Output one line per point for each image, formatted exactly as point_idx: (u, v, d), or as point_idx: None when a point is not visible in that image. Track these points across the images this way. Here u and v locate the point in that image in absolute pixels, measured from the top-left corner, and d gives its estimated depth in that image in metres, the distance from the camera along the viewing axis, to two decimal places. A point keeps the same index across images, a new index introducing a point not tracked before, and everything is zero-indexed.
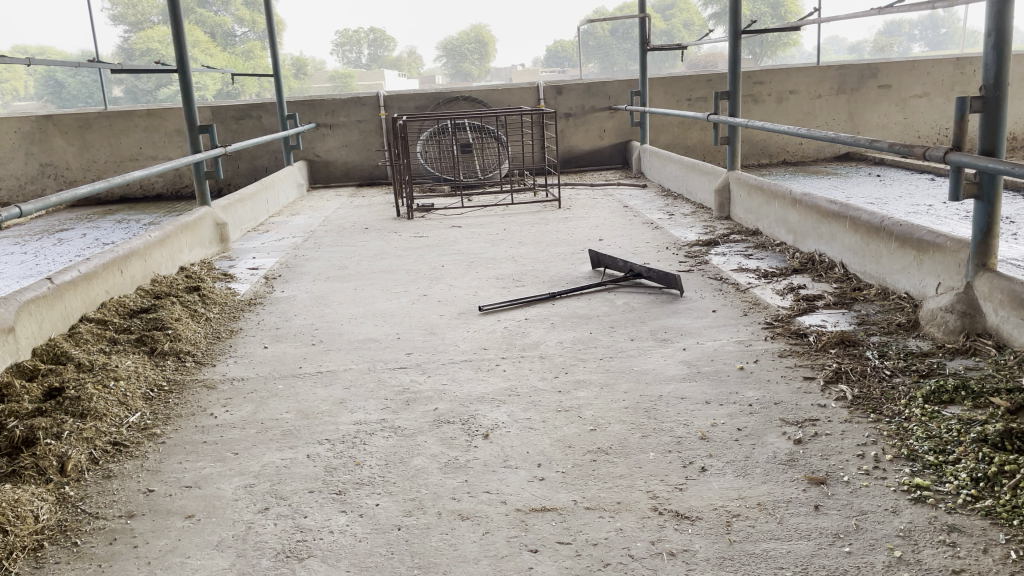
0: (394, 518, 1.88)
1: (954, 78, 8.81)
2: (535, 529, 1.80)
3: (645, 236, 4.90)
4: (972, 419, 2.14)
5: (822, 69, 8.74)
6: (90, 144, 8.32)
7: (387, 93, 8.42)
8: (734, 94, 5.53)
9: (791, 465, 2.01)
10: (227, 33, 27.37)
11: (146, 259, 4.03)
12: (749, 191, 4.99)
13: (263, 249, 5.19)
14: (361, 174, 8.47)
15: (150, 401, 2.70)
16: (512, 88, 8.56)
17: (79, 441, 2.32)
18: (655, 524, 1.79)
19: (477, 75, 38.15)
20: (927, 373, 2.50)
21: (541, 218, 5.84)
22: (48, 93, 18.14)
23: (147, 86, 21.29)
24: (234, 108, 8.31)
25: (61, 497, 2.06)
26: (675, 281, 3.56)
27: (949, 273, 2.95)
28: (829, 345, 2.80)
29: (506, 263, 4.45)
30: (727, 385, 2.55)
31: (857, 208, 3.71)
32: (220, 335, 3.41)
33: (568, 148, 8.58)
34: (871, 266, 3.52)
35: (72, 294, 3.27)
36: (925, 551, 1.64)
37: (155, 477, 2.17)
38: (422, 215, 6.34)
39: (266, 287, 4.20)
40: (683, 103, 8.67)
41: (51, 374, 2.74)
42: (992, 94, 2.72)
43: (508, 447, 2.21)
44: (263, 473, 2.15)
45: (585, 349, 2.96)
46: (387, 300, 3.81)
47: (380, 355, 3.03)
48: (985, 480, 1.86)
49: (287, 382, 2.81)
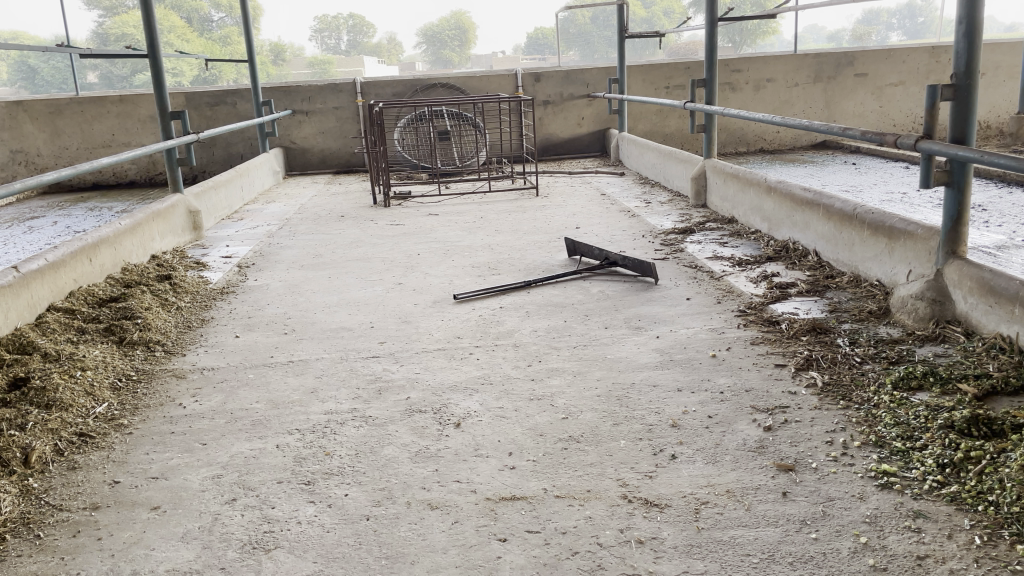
0: (362, 509, 1.86)
1: (929, 67, 8.88)
2: (504, 518, 1.79)
3: (621, 224, 4.90)
4: (939, 406, 2.16)
5: (799, 57, 8.77)
6: (61, 131, 8.18)
7: (364, 80, 8.35)
8: (710, 83, 5.53)
9: (761, 452, 2.02)
10: (204, 19, 27.02)
11: (116, 247, 3.97)
12: (725, 178, 5.01)
13: (237, 237, 5.14)
14: (337, 161, 8.40)
15: (117, 391, 2.66)
16: (490, 75, 8.51)
17: (44, 432, 2.28)
18: (624, 512, 1.79)
19: (457, 63, 37.93)
20: (897, 360, 2.52)
21: (518, 205, 5.82)
22: (21, 80, 17.74)
23: (123, 72, 20.93)
24: (209, 94, 8.20)
25: (24, 489, 2.02)
26: (650, 269, 3.56)
27: (920, 260, 2.97)
28: (801, 333, 2.81)
29: (483, 251, 4.44)
30: (699, 372, 2.56)
31: (830, 196, 3.72)
32: (191, 324, 3.37)
33: (546, 136, 8.56)
34: (843, 254, 3.54)
35: (39, 284, 3.22)
36: (891, 537, 1.65)
37: (121, 468, 2.14)
38: (399, 203, 6.31)
39: (239, 276, 4.16)
40: (661, 90, 8.66)
41: (16, 364, 2.70)
42: (963, 81, 2.73)
43: (479, 436, 2.20)
44: (231, 464, 2.12)
45: (559, 337, 2.95)
46: (361, 289, 3.79)
47: (353, 344, 3.01)
48: (951, 466, 1.87)
49: (258, 372, 2.78)
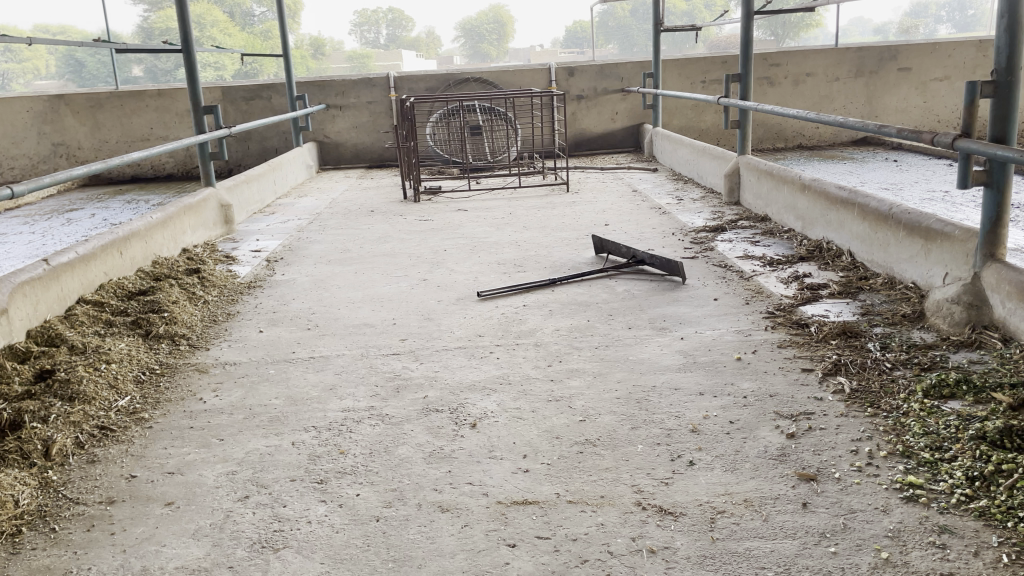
0: (373, 510, 1.85)
1: (975, 61, 8.65)
2: (515, 523, 1.76)
3: (651, 222, 4.84)
4: (972, 415, 2.08)
5: (839, 52, 8.58)
6: (101, 124, 8.31)
7: (397, 74, 8.36)
8: (744, 77, 5.42)
9: (782, 461, 1.96)
10: (246, 14, 27.07)
11: (147, 242, 4.01)
12: (759, 175, 4.91)
13: (267, 231, 5.18)
14: (370, 155, 8.42)
15: (140, 384, 2.68)
16: (523, 70, 8.46)
17: (66, 424, 2.31)
18: (637, 520, 1.75)
19: (496, 57, 37.90)
20: (929, 366, 2.44)
21: (549, 202, 5.77)
22: (69, 73, 18.00)
23: (167, 65, 21.11)
24: (244, 88, 8.27)
25: (43, 481, 2.04)
26: (676, 268, 3.51)
27: (957, 263, 2.88)
28: (830, 336, 2.73)
29: (509, 248, 4.40)
30: (722, 375, 2.50)
31: (866, 196, 3.63)
32: (217, 318, 3.39)
33: (579, 131, 8.49)
34: (878, 255, 3.44)
35: (69, 276, 3.25)
36: (914, 552, 1.58)
37: (139, 462, 2.16)
38: (429, 198, 6.30)
39: (267, 270, 4.18)
40: (697, 85, 8.55)
41: (43, 356, 2.73)
42: (1004, 78, 2.63)
43: (494, 437, 2.17)
44: (247, 460, 2.12)
45: (582, 337, 2.91)
46: (386, 284, 3.78)
47: (374, 341, 3.00)
48: (981, 480, 1.79)
49: (279, 367, 2.79)
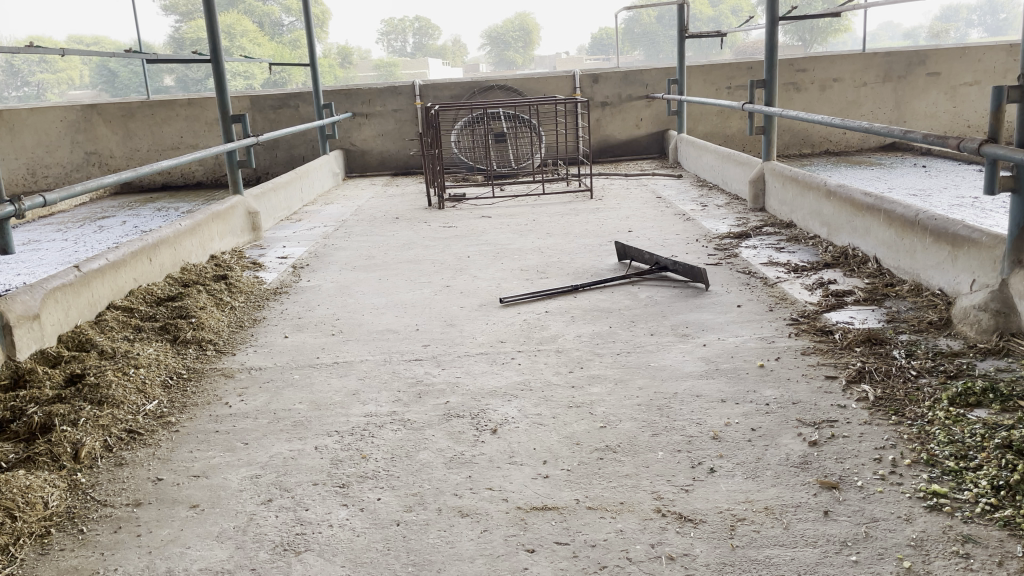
0: (393, 513, 1.87)
1: (1006, 65, 8.54)
2: (535, 529, 1.77)
3: (675, 228, 4.83)
4: (997, 424, 2.05)
5: (867, 57, 8.50)
6: (133, 133, 8.47)
7: (423, 82, 8.42)
8: (769, 83, 5.39)
9: (804, 469, 1.95)
10: (275, 23, 27.33)
11: (176, 248, 4.07)
12: (784, 181, 4.88)
13: (294, 238, 5.24)
14: (395, 163, 8.49)
15: (168, 389, 2.72)
16: (548, 77, 8.48)
17: (94, 428, 2.35)
18: (656, 527, 1.75)
19: (522, 64, 38.00)
20: (956, 374, 2.41)
21: (572, 208, 5.78)
22: (102, 84, 18.26)
23: (198, 75, 21.37)
24: (272, 97, 8.38)
25: (72, 483, 2.09)
26: (700, 275, 3.50)
27: (985, 270, 2.84)
28: (855, 344, 2.71)
29: (533, 254, 4.41)
30: (745, 383, 2.48)
31: (892, 202, 3.59)
32: (243, 324, 3.43)
33: (604, 138, 8.50)
34: (905, 261, 3.40)
35: (99, 282, 3.31)
36: (937, 562, 1.57)
37: (165, 466, 2.19)
38: (453, 205, 6.33)
39: (293, 276, 4.23)
40: (722, 91, 8.51)
41: (73, 361, 2.79)
42: None
43: (514, 442, 2.19)
44: (271, 464, 2.15)
45: (603, 344, 2.91)
46: (410, 291, 3.81)
47: (397, 346, 3.02)
48: (1006, 489, 1.77)
49: (303, 372, 2.82)
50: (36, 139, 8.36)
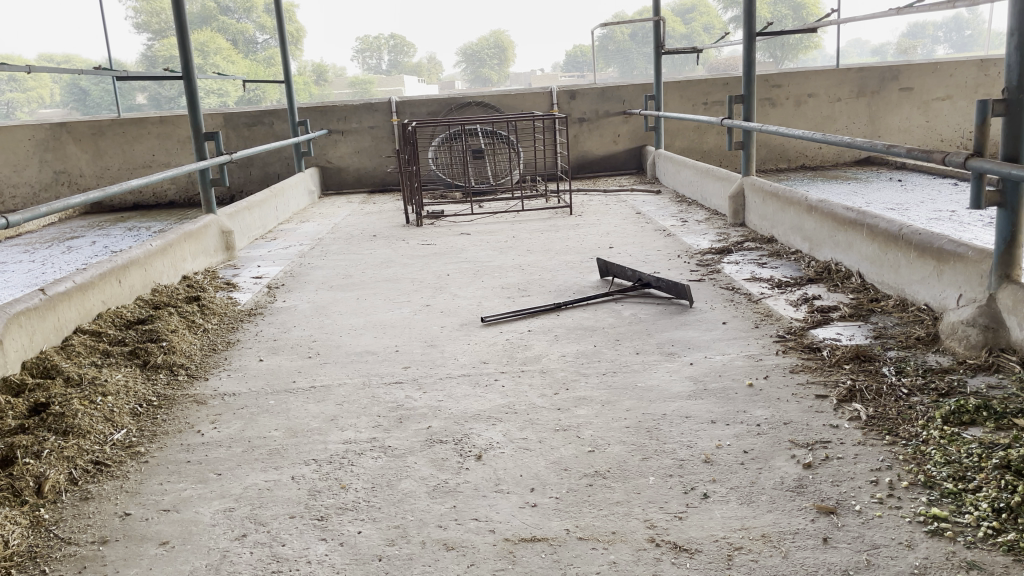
0: (375, 548, 1.78)
1: (978, 80, 8.64)
2: (524, 562, 1.69)
3: (656, 244, 4.79)
4: (994, 443, 2.01)
5: (841, 72, 8.57)
6: (103, 151, 8.31)
7: (399, 99, 8.36)
8: (747, 99, 5.37)
9: (799, 493, 1.89)
10: (248, 41, 27.17)
11: (145, 268, 3.95)
12: (764, 197, 4.87)
13: (269, 257, 5.13)
14: (372, 180, 8.41)
15: (137, 417, 2.61)
16: (525, 93, 8.45)
17: (59, 460, 2.24)
18: (651, 558, 1.68)
19: (498, 80, 38.06)
20: (948, 392, 2.37)
21: (552, 225, 5.72)
22: (73, 102, 18.00)
23: (171, 93, 21.09)
24: (246, 114, 8.27)
25: (35, 520, 1.98)
26: (683, 291, 3.45)
27: (971, 284, 2.81)
28: (843, 361, 2.67)
29: (513, 271, 4.35)
30: (735, 403, 2.42)
31: (874, 216, 3.57)
32: (216, 347, 3.32)
33: (581, 154, 8.48)
34: (888, 276, 3.38)
35: (65, 306, 3.19)
36: None
37: (133, 500, 2.08)
38: (432, 222, 6.26)
39: (268, 297, 4.12)
40: (699, 106, 8.54)
41: (38, 389, 2.67)
42: (1015, 96, 2.57)
43: (501, 469, 2.11)
44: (245, 496, 2.06)
45: (588, 363, 2.85)
46: (388, 311, 3.72)
47: (376, 369, 2.94)
48: (1008, 511, 1.72)
49: (279, 398, 2.72)
50: (4, 158, 8.18)
